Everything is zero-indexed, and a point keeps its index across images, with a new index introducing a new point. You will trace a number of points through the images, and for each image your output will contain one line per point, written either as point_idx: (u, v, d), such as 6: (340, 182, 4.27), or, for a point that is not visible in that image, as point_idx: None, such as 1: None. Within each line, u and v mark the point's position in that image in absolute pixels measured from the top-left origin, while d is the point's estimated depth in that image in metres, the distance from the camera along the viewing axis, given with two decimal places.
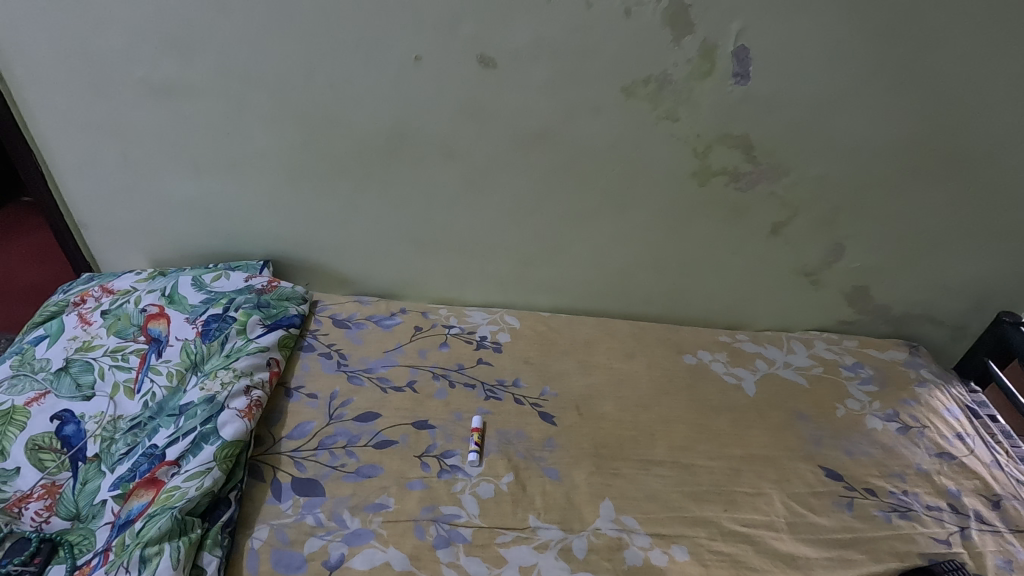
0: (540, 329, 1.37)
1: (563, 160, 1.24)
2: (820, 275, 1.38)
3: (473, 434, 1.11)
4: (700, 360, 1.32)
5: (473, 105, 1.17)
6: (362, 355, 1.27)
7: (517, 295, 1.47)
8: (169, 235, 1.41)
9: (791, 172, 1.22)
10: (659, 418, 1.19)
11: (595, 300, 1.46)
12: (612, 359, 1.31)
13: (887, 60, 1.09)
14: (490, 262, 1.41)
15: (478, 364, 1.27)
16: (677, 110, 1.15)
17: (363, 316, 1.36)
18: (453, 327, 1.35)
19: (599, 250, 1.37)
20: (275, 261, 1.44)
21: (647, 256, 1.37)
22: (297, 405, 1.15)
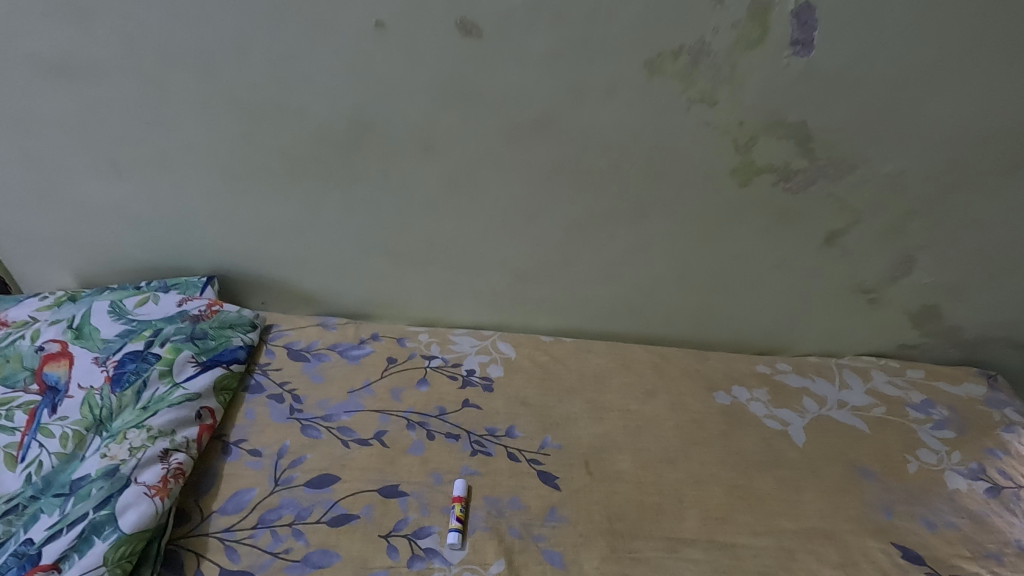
0: (540, 359, 1.13)
1: (568, 155, 0.99)
2: (881, 292, 1.13)
3: (454, 504, 0.88)
4: (736, 399, 1.08)
5: (453, 86, 0.92)
6: (321, 397, 1.03)
7: (513, 315, 1.23)
8: (89, 249, 1.16)
9: (855, 168, 0.97)
10: (689, 478, 0.95)
11: (606, 321, 1.22)
12: (629, 398, 1.07)
13: (996, 22, 0.83)
14: (480, 278, 1.17)
15: (464, 408, 1.03)
16: (715, 91, 0.90)
17: (326, 346, 1.13)
18: (435, 359, 1.12)
19: (612, 264, 1.12)
20: (222, 278, 1.20)
21: (671, 270, 1.12)
22: (236, 466, 0.92)
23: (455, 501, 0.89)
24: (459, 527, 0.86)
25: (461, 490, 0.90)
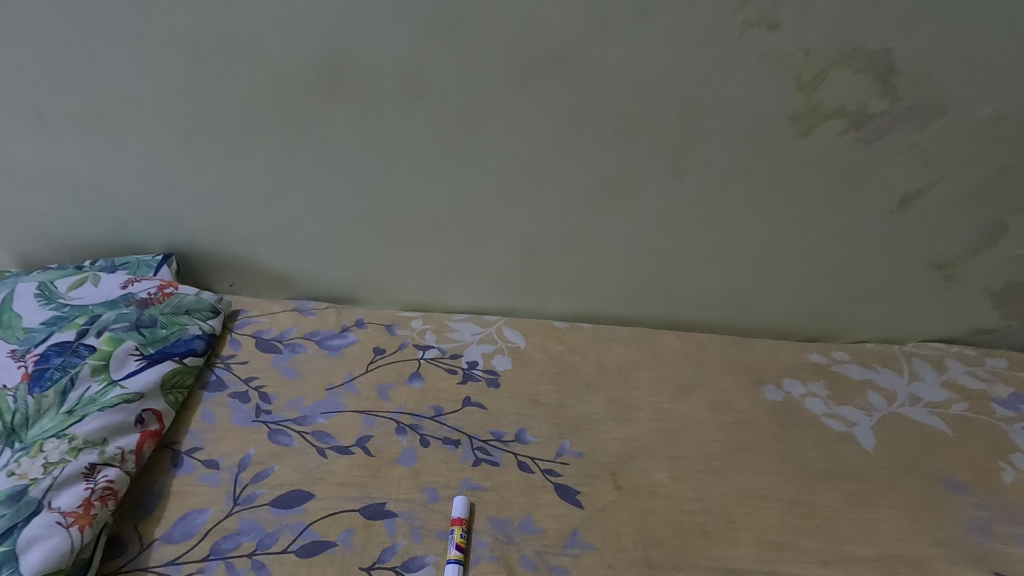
0: (555, 349, 0.96)
1: (589, 99, 0.80)
2: (959, 267, 0.95)
3: (454, 529, 0.72)
4: (789, 395, 0.91)
5: (448, 11, 0.74)
6: (294, 396, 0.87)
7: (521, 297, 1.05)
8: (22, 224, 0.99)
9: (944, 112, 0.78)
10: (738, 492, 0.78)
11: (630, 303, 1.04)
12: (661, 394, 0.90)
13: None
14: (482, 253, 0.99)
15: (464, 408, 0.86)
16: (777, 11, 0.72)
17: (302, 335, 0.96)
18: (430, 350, 0.95)
19: (640, 236, 0.95)
20: (182, 256, 1.02)
21: (709, 243, 0.95)
22: (187, 482, 0.75)
23: (455, 524, 0.72)
24: (460, 558, 0.69)
25: (462, 509, 0.74)
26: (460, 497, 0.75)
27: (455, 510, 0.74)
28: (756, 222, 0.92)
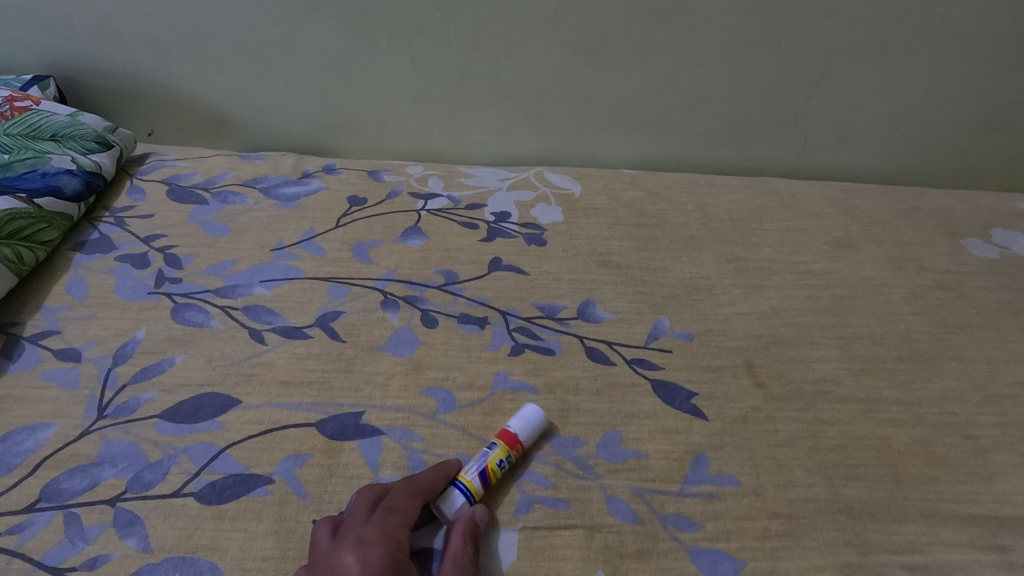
0: (628, 196, 0.62)
1: None
2: None
3: (497, 449, 0.40)
4: (1009, 251, 0.57)
5: None
6: (221, 259, 0.54)
7: (570, 134, 0.71)
8: None
9: None
10: (972, 391, 0.45)
11: (735, 137, 0.71)
12: (805, 253, 0.57)
13: None
14: (516, 58, 0.65)
15: (493, 273, 0.54)
16: None
17: (241, 182, 0.63)
18: (436, 199, 0.62)
19: (766, 6, 0.61)
20: (71, 82, 0.70)
21: (876, 13, 0.61)
22: (18, 384, 0.43)
23: (508, 445, 0.40)
24: (472, 490, 0.38)
25: (527, 429, 0.41)
26: (538, 413, 0.41)
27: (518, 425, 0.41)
28: None
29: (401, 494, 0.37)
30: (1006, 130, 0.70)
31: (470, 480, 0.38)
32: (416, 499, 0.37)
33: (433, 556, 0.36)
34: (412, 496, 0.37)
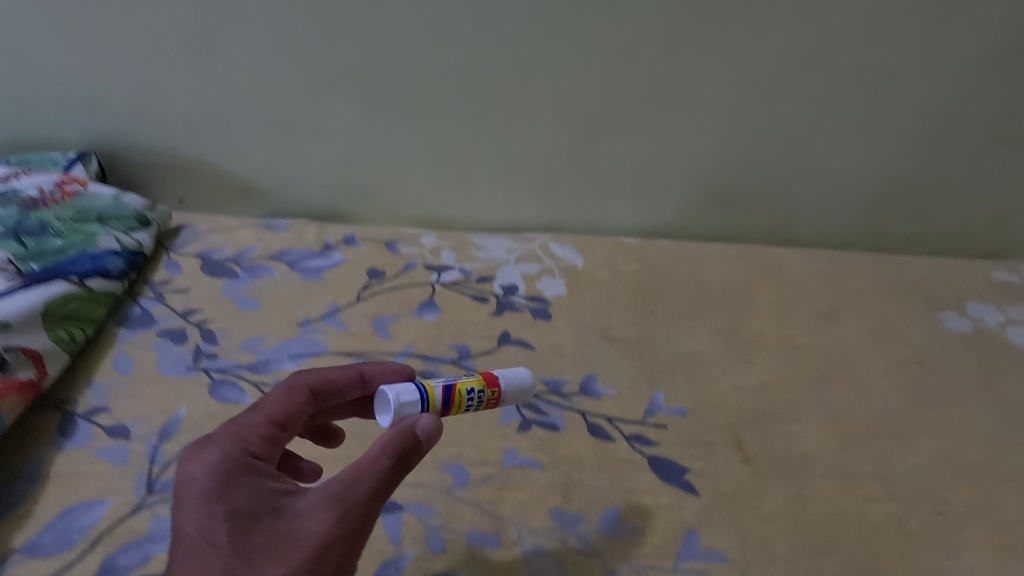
0: (626, 268, 0.67)
1: None
2: None
3: (473, 381, 0.42)
4: (982, 324, 0.61)
5: None
6: (252, 334, 0.59)
7: (572, 203, 0.76)
8: None
9: None
10: (943, 466, 0.49)
11: (727, 205, 0.76)
12: (792, 326, 0.61)
13: None
14: (523, 136, 0.71)
15: (502, 348, 0.58)
16: None
17: (268, 255, 0.68)
18: (449, 271, 0.66)
19: (753, 95, 0.67)
20: (111, 157, 0.75)
21: (856, 100, 0.67)
22: (74, 462, 0.48)
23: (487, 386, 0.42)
24: (431, 395, 0.40)
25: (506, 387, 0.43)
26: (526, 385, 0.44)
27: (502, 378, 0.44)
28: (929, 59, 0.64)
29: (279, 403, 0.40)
30: (981, 202, 0.75)
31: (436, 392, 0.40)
32: (287, 414, 0.40)
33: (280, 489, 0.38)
34: (286, 409, 0.40)
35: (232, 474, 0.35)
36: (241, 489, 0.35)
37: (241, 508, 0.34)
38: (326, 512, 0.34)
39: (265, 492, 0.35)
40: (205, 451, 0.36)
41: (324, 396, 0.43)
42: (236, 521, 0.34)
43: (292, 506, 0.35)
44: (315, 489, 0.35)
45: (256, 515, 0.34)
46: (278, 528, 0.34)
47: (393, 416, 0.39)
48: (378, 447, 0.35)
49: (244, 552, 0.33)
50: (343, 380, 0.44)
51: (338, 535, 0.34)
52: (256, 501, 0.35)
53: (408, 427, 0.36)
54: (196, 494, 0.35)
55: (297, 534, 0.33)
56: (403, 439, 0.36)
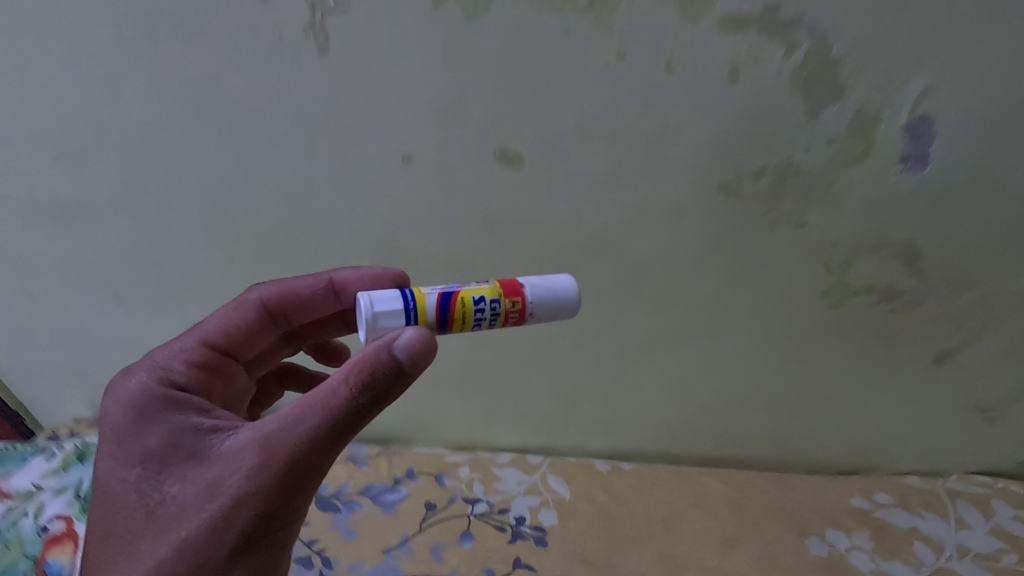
0: (599, 499, 0.99)
1: (628, 285, 0.82)
2: (999, 410, 0.95)
3: (469, 287, 0.52)
4: (834, 548, 0.92)
5: (492, 215, 0.76)
6: (354, 560, 0.91)
7: (560, 436, 1.07)
8: (95, 394, 1.04)
9: (970, 286, 0.78)
10: None
11: (670, 442, 1.06)
12: (706, 551, 0.92)
13: None
14: (522, 402, 1.02)
15: (516, 570, 0.89)
16: (805, 210, 0.73)
17: (357, 490, 1.01)
18: (478, 504, 0.99)
19: (681, 386, 0.96)
20: None
21: (752, 391, 0.95)
22: None
23: (507, 295, 0.52)
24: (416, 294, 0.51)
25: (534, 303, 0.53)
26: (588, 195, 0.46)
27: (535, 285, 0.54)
28: (800, 374, 0.92)
29: (188, 338, 0.65)
30: (850, 445, 1.03)
31: (429, 298, 0.51)
32: (194, 339, 0.65)
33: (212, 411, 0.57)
34: (190, 339, 0.64)
35: (158, 408, 0.55)
36: (174, 433, 0.53)
37: (161, 445, 0.53)
38: (242, 467, 0.49)
39: (188, 431, 0.54)
40: (148, 368, 0.59)
41: (296, 296, 0.69)
42: (150, 461, 0.53)
43: (213, 446, 0.52)
44: (232, 437, 0.52)
45: (183, 444, 0.53)
46: (204, 462, 0.52)
47: (369, 327, 0.49)
48: (371, 350, 0.47)
49: (174, 473, 0.52)
50: (311, 287, 0.69)
51: (253, 481, 0.48)
52: (177, 435, 0.53)
53: (390, 345, 0.47)
54: (132, 421, 0.55)
55: (219, 467, 0.50)
56: (379, 363, 0.47)
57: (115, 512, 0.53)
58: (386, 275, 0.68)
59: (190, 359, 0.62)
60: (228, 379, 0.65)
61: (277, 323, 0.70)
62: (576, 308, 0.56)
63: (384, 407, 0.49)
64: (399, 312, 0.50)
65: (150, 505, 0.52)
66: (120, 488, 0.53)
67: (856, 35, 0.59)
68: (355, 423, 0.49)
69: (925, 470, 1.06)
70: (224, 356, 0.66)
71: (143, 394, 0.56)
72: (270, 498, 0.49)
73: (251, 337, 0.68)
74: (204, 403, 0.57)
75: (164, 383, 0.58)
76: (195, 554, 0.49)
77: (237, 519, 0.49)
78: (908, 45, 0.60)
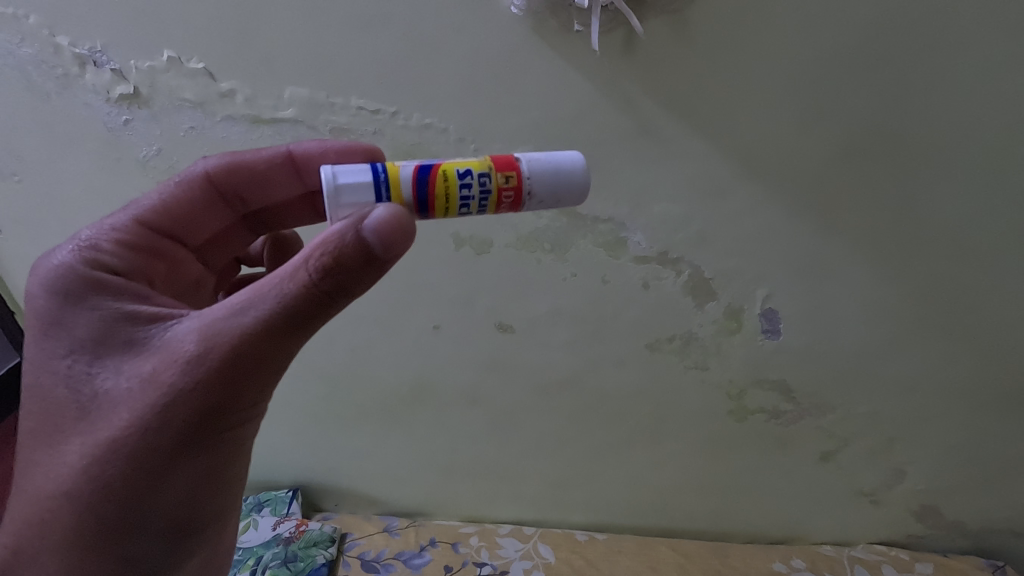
0: (576, 563, 1.29)
1: (590, 405, 1.16)
2: (879, 495, 1.23)
3: (456, 162, 0.57)
4: None
5: (493, 360, 1.12)
6: None
7: (548, 512, 1.38)
8: None
9: (831, 410, 1.10)
10: None
11: (633, 517, 1.36)
12: None
13: (945, 313, 0.95)
14: (517, 486, 1.34)
15: None
16: (706, 360, 1.06)
17: (392, 555, 1.32)
18: (485, 566, 1.29)
19: (636, 475, 1.27)
20: (305, 487, 1.43)
21: (690, 480, 1.26)
22: None
23: (500, 169, 0.56)
24: (396, 169, 0.56)
25: (532, 173, 0.57)
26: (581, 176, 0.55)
27: (535, 162, 0.58)
28: (723, 467, 1.23)
29: (117, 219, 0.66)
30: (773, 521, 1.32)
31: (405, 175, 0.56)
32: (128, 222, 0.65)
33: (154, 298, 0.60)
34: (122, 219, 0.65)
35: (88, 291, 0.58)
36: (108, 319, 0.56)
37: (92, 334, 0.56)
38: (181, 356, 0.53)
39: (121, 322, 0.56)
40: (72, 246, 0.61)
41: (250, 171, 0.72)
42: (82, 350, 0.57)
43: (150, 337, 0.55)
44: (172, 322, 0.56)
45: (117, 332, 0.56)
46: (139, 354, 0.55)
47: (331, 198, 0.55)
48: (338, 231, 0.51)
49: (107, 365, 0.56)
50: (269, 162, 0.73)
51: (191, 374, 0.52)
52: (110, 323, 0.56)
53: (362, 223, 0.51)
54: (60, 305, 0.58)
55: (157, 360, 0.54)
56: (345, 245, 0.51)
57: (50, 408, 0.58)
58: (355, 150, 0.72)
59: (121, 238, 0.64)
60: (170, 262, 0.68)
61: (231, 204, 0.74)
62: (586, 191, 0.60)
63: (349, 296, 0.53)
64: (358, 180, 0.55)
65: (84, 400, 0.56)
66: (52, 381, 0.58)
67: (720, 265, 0.94)
68: (310, 308, 0.52)
69: (835, 541, 1.34)
70: (164, 238, 0.68)
71: (69, 276, 0.58)
72: (210, 391, 0.53)
73: (195, 216, 0.71)
74: (140, 289, 0.60)
75: (92, 265, 0.60)
76: (127, 455, 0.54)
77: (173, 419, 0.53)
78: (754, 270, 0.94)
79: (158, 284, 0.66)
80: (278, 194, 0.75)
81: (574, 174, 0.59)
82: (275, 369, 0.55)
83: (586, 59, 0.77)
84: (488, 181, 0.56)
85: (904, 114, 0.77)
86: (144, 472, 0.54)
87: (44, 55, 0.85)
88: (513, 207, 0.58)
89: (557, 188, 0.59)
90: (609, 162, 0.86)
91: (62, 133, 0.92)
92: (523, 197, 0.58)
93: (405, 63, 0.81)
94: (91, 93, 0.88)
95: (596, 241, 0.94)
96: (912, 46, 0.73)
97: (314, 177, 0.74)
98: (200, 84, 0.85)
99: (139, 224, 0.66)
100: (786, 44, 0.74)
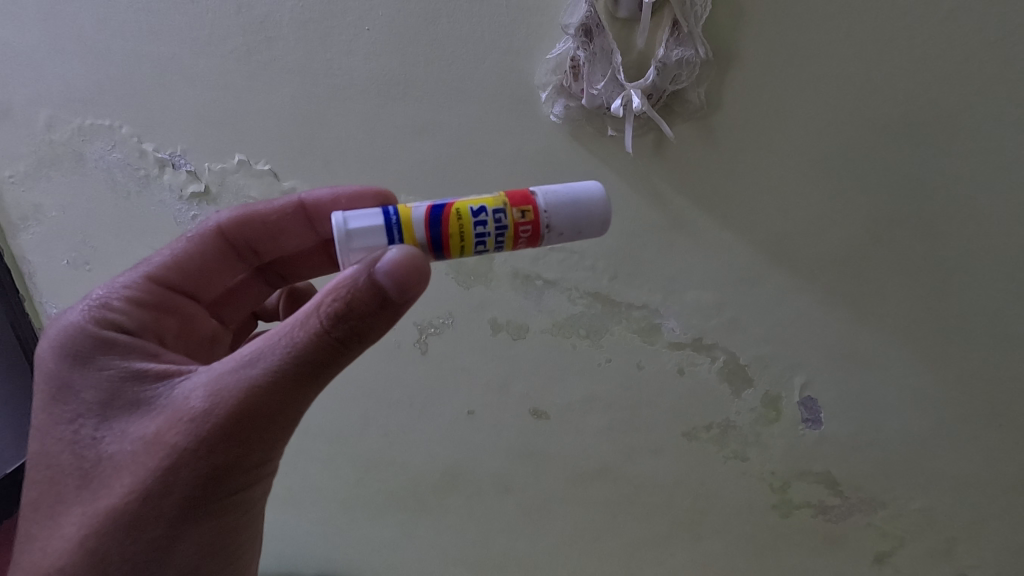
0: None
1: (625, 496, 1.12)
2: None
3: (470, 198, 0.60)
4: None
5: (526, 447, 1.11)
6: None
7: None
8: None
9: (881, 505, 1.04)
10: None
11: None
12: None
13: (995, 404, 0.91)
14: None
15: None
16: (745, 449, 1.04)
17: None
18: None
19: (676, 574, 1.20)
20: None
21: None
22: None
23: (515, 205, 0.59)
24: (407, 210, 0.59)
25: (549, 207, 0.60)
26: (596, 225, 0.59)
27: (551, 196, 0.61)
28: (769, 568, 1.15)
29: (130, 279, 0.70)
30: None
31: (417, 214, 0.59)
32: (140, 281, 0.69)
33: (161, 356, 0.62)
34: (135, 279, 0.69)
35: (98, 351, 0.60)
36: (116, 378, 0.59)
37: (100, 396, 0.58)
38: (185, 414, 0.53)
39: (129, 381, 0.58)
40: (86, 306, 0.64)
41: (263, 221, 0.77)
42: (91, 413, 0.58)
43: (157, 396, 0.57)
44: (179, 380, 0.58)
45: (124, 392, 0.58)
46: (146, 413, 0.56)
47: (343, 243, 0.58)
48: (350, 276, 0.53)
49: (113, 427, 0.57)
50: (281, 212, 0.77)
51: (194, 432, 0.53)
52: (118, 383, 0.58)
53: (373, 267, 0.53)
54: (69, 366, 0.60)
55: (162, 419, 0.55)
56: (357, 288, 0.53)
57: (53, 477, 0.58)
58: (366, 192, 0.76)
59: (132, 296, 0.67)
60: (184, 317, 0.72)
61: (245, 257, 0.79)
62: (607, 217, 0.63)
63: (361, 343, 0.54)
64: (366, 225, 0.58)
65: (88, 465, 0.57)
66: (58, 447, 0.58)
67: (754, 352, 0.95)
68: (320, 358, 0.54)
69: None
70: (176, 294, 0.72)
71: (81, 337, 0.61)
72: (214, 449, 0.53)
73: (208, 271, 0.76)
74: (149, 346, 0.62)
75: (103, 324, 0.63)
76: (129, 523, 0.54)
77: (178, 481, 0.53)
78: (789, 356, 0.94)
79: (169, 339, 0.69)
80: (291, 243, 0.80)
81: (593, 204, 0.62)
82: (284, 424, 0.55)
83: (619, 159, 0.83)
84: (503, 217, 0.58)
85: (929, 205, 0.80)
86: (147, 541, 0.54)
87: (130, 159, 0.96)
88: (531, 240, 0.61)
89: (577, 219, 0.62)
90: (641, 252, 0.90)
91: (138, 225, 1.01)
92: (541, 230, 0.60)
93: (451, 164, 0.88)
94: (166, 190, 0.97)
95: (630, 327, 0.96)
96: (933, 142, 0.76)
97: (325, 224, 0.78)
98: (265, 183, 0.94)
99: (152, 283, 0.70)
100: (806, 145, 0.80)
